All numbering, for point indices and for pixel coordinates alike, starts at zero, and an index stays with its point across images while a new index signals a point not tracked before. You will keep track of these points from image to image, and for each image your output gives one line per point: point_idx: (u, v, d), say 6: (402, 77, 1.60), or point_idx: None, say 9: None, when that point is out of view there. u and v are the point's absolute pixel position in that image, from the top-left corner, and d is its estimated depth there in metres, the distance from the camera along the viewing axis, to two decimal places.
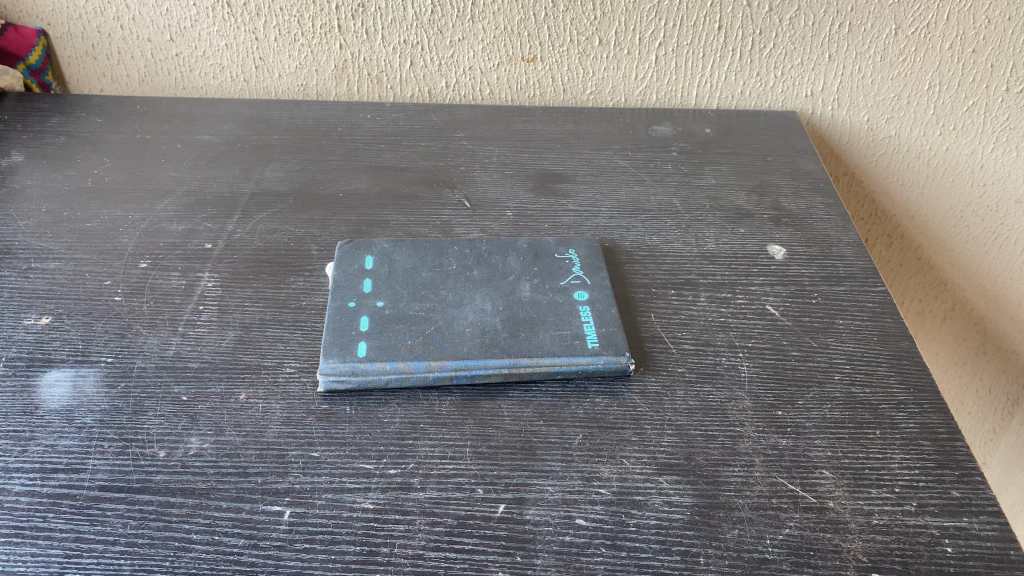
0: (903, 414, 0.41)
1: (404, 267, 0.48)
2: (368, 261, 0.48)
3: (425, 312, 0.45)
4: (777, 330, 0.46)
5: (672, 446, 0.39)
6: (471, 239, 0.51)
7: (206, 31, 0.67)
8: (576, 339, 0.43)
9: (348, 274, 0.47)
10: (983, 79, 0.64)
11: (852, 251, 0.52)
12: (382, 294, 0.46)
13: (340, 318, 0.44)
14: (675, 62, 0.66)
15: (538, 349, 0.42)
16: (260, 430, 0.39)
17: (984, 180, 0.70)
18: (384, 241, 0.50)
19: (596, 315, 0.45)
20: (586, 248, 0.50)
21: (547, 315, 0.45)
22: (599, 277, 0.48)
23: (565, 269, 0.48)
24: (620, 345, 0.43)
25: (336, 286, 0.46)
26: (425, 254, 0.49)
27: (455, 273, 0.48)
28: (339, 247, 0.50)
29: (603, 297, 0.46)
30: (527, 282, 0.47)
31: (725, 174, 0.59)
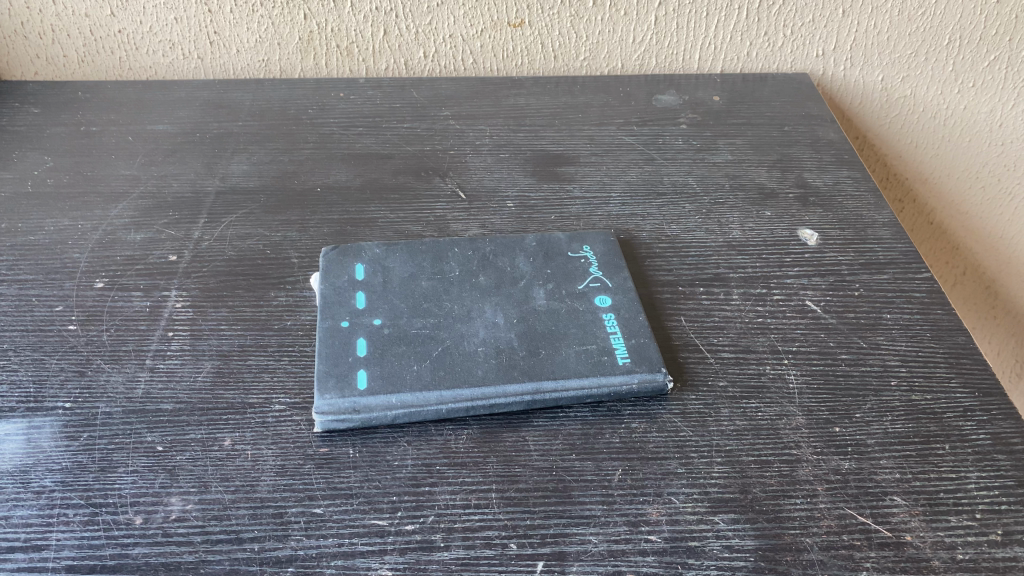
0: (972, 423, 0.37)
1: (401, 277, 0.42)
2: (358, 271, 0.42)
3: (431, 330, 0.39)
4: (822, 330, 0.41)
5: (724, 477, 0.35)
6: (471, 237, 0.45)
7: (151, 3, 0.60)
8: (605, 357, 0.38)
9: (337, 286, 0.41)
10: (1006, 31, 0.60)
11: (889, 233, 0.47)
12: (379, 311, 0.40)
13: (332, 342, 0.38)
14: (676, 22, 0.61)
15: (563, 369, 0.37)
16: (252, 484, 0.34)
17: (1003, 138, 0.66)
18: (374, 245, 0.44)
19: (623, 324, 0.40)
20: (601, 244, 0.45)
21: (568, 328, 0.39)
22: (620, 278, 0.43)
23: (580, 270, 0.43)
24: (654, 359, 0.38)
25: (325, 302, 0.41)
26: (423, 259, 0.43)
27: (459, 280, 0.42)
28: (324, 254, 0.44)
29: (628, 303, 0.41)
30: (541, 288, 0.42)
31: (741, 148, 0.54)
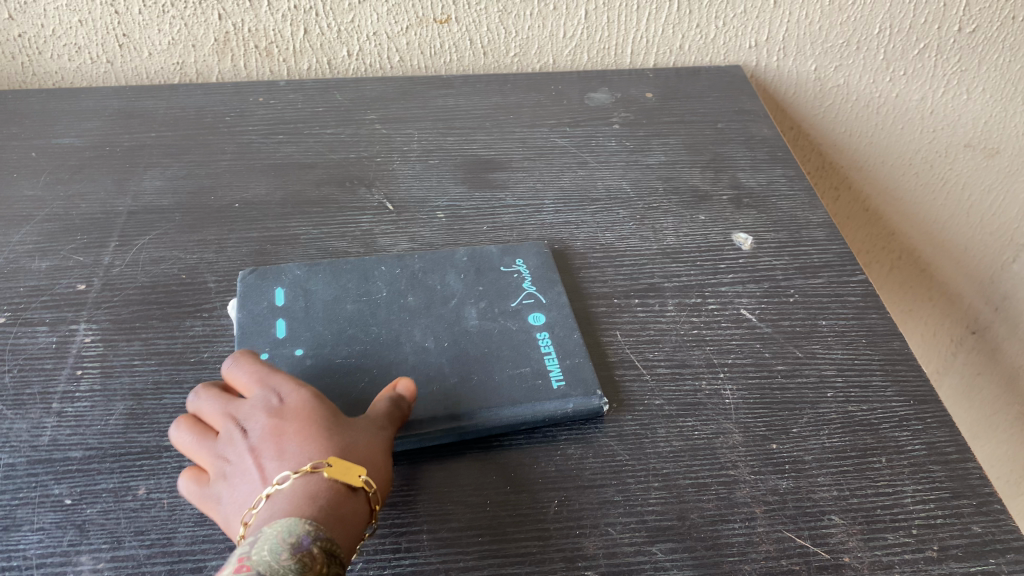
0: (907, 433, 0.37)
1: (324, 300, 0.40)
2: (277, 298, 0.40)
3: (356, 359, 0.37)
4: (758, 340, 0.41)
5: (661, 503, 0.34)
6: (397, 254, 0.44)
7: (52, 6, 0.56)
8: (539, 381, 0.37)
9: (254, 314, 0.39)
10: (934, 20, 0.60)
11: (823, 234, 0.47)
12: (301, 341, 0.38)
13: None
14: (607, 16, 0.59)
15: (495, 396, 0.36)
16: (168, 536, 0.32)
17: (934, 125, 0.66)
18: (296, 266, 0.42)
19: (558, 344, 0.39)
20: (534, 259, 0.44)
21: (500, 351, 0.38)
22: (552, 295, 0.42)
23: (511, 286, 0.42)
24: (589, 381, 0.37)
25: (242, 332, 0.38)
26: (347, 280, 0.42)
27: (385, 302, 0.40)
28: (241, 278, 0.42)
29: (561, 322, 0.40)
30: (472, 307, 0.40)
31: (675, 148, 0.53)
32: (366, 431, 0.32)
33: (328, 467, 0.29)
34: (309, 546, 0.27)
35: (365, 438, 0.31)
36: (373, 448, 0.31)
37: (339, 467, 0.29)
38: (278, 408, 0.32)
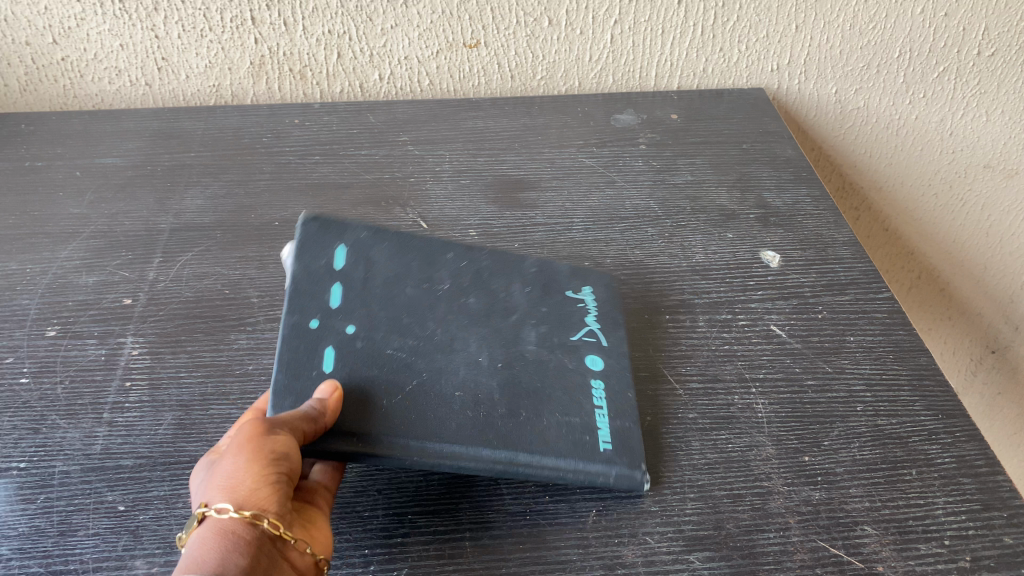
0: (937, 447, 0.37)
1: (382, 278, 0.40)
2: (335, 262, 0.40)
3: (406, 355, 0.37)
4: (787, 356, 0.42)
5: (697, 513, 0.35)
6: (461, 251, 0.43)
7: (95, 31, 0.58)
8: (587, 434, 0.36)
9: (312, 271, 0.40)
10: (953, 44, 0.61)
11: (849, 251, 0.48)
12: (354, 317, 0.38)
13: (292, 343, 0.37)
14: (632, 40, 0.61)
15: (534, 442, 0.35)
16: None
17: (954, 146, 0.67)
18: (361, 225, 0.43)
19: (612, 398, 0.38)
20: (601, 290, 0.44)
21: (552, 389, 0.37)
22: (616, 334, 0.41)
23: (579, 316, 0.41)
24: (635, 452, 0.36)
25: (297, 288, 0.39)
26: (410, 259, 0.42)
27: (446, 299, 0.40)
28: (303, 223, 0.42)
29: (618, 370, 0.39)
30: (535, 332, 0.40)
31: (701, 168, 0.54)
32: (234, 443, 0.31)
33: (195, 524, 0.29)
34: None
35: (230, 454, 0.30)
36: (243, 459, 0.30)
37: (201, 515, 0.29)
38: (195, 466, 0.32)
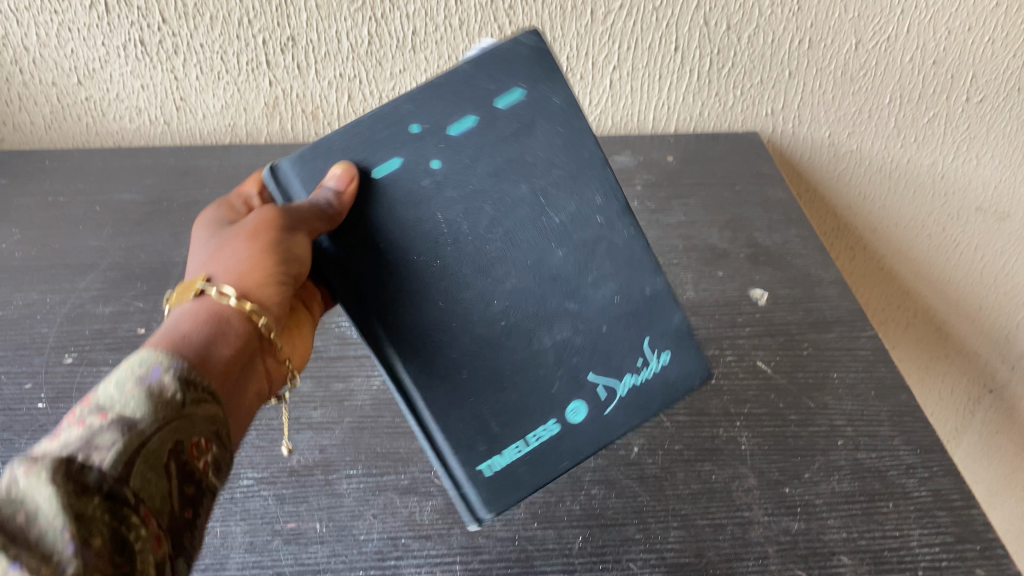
0: (914, 480, 0.39)
1: (507, 154, 0.37)
2: (499, 98, 0.37)
3: (449, 230, 0.36)
4: (771, 391, 0.43)
5: (679, 541, 0.36)
6: (586, 211, 0.38)
7: (118, 72, 0.61)
8: (482, 447, 0.35)
9: (475, 78, 0.37)
10: (942, 90, 0.63)
11: (835, 290, 0.50)
12: (449, 148, 0.36)
13: (383, 117, 0.36)
14: (630, 85, 0.63)
15: (456, 417, 0.36)
16: (221, 561, 0.35)
17: (946, 188, 0.69)
18: (555, 94, 0.37)
19: (558, 441, 0.36)
20: (686, 363, 0.39)
21: (519, 385, 0.36)
22: (655, 403, 0.38)
23: (636, 362, 0.38)
24: (504, 494, 0.36)
25: (442, 86, 0.37)
26: (555, 157, 0.37)
27: (536, 224, 0.37)
28: (526, 37, 0.37)
29: (603, 427, 0.37)
30: (570, 334, 0.37)
31: (695, 208, 0.56)
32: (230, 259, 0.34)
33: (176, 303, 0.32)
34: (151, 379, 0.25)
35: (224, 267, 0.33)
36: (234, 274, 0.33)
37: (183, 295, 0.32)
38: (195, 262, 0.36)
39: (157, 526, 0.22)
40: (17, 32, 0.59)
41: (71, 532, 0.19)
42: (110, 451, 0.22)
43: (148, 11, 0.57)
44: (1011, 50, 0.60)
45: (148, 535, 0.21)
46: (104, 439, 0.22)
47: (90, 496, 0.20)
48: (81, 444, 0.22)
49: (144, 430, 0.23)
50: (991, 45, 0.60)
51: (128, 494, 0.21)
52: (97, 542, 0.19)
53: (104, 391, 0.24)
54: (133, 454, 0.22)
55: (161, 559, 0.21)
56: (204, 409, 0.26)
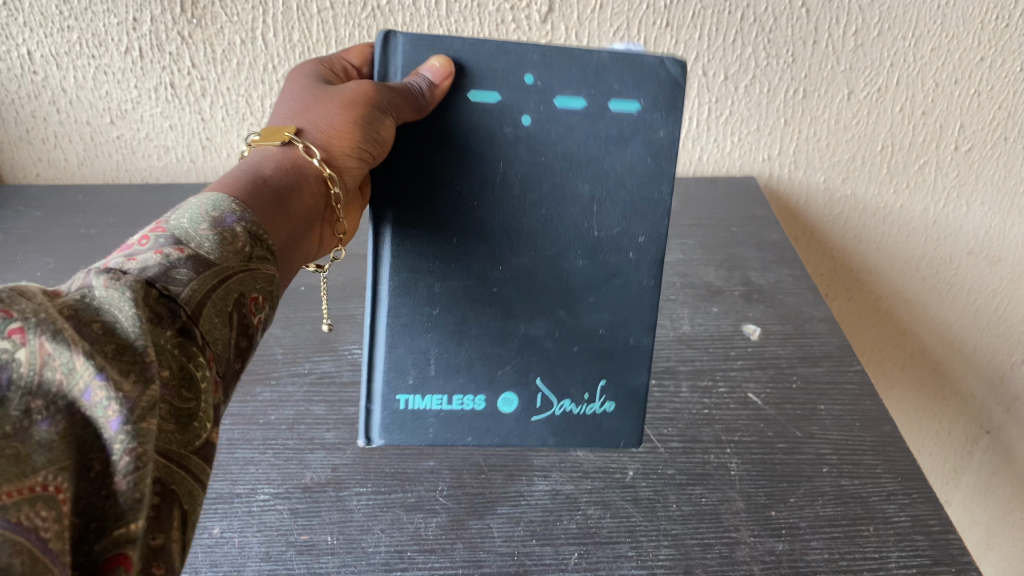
0: (893, 506, 0.41)
1: (586, 155, 0.39)
2: (617, 100, 0.39)
3: (503, 180, 0.39)
4: (761, 420, 0.45)
5: (670, 558, 0.38)
6: (621, 243, 0.40)
7: (148, 113, 0.65)
8: (410, 381, 0.40)
9: (607, 70, 0.39)
10: (931, 139, 0.66)
11: (825, 327, 0.52)
12: (545, 111, 0.39)
13: (507, 57, 0.38)
14: None
15: (404, 343, 0.40)
16: (238, 569, 0.37)
17: (937, 233, 0.71)
18: (663, 131, 0.40)
19: (479, 420, 0.41)
20: (628, 421, 0.42)
21: (476, 343, 0.40)
22: (583, 431, 0.42)
23: (583, 395, 0.41)
24: (398, 429, 0.40)
25: (573, 62, 0.39)
26: (629, 179, 0.40)
27: (575, 229, 0.40)
28: (670, 63, 0.39)
29: (524, 427, 0.41)
30: (542, 335, 0.41)
31: (692, 248, 0.59)
32: (319, 116, 0.38)
33: (262, 137, 0.36)
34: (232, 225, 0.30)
35: (312, 124, 0.38)
36: (322, 130, 0.37)
37: (269, 137, 0.36)
38: (283, 111, 0.40)
39: (215, 369, 0.26)
40: (56, 74, 0.63)
41: (152, 354, 0.23)
42: (184, 287, 0.26)
43: (180, 56, 0.62)
44: (996, 102, 0.63)
45: (208, 375, 0.25)
46: (181, 274, 0.26)
47: (165, 327, 0.24)
48: (163, 273, 0.26)
49: (214, 277, 0.27)
50: (977, 97, 0.63)
51: (195, 333, 0.26)
52: (166, 373, 0.24)
53: (180, 225, 0.29)
54: (201, 298, 0.26)
55: (216, 399, 0.25)
56: (265, 268, 0.31)
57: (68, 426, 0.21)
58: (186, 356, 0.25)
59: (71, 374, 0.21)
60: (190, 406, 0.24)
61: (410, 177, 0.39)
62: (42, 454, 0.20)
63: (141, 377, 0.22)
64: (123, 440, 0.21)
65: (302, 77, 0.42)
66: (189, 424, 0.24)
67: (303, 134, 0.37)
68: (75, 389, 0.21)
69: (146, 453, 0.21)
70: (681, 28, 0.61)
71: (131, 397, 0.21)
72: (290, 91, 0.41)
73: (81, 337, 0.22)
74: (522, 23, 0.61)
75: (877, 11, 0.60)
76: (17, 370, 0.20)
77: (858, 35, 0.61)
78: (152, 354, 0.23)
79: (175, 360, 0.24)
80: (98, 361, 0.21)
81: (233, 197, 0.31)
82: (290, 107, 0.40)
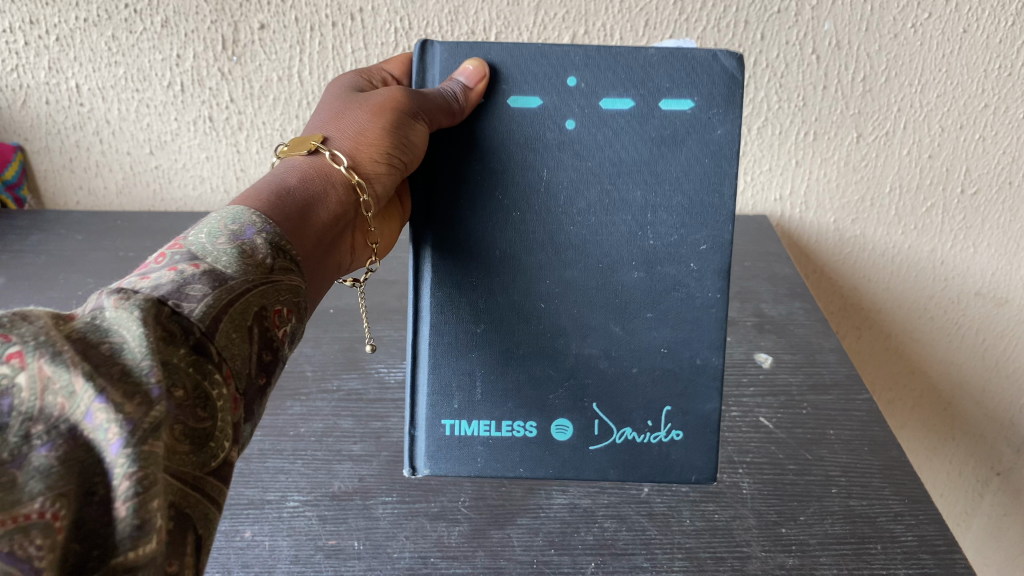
0: (901, 526, 0.42)
1: (637, 157, 0.40)
2: (668, 99, 0.40)
3: (553, 188, 0.40)
4: (773, 443, 0.47)
5: (683, 570, 0.39)
6: (681, 253, 0.40)
7: (187, 144, 0.68)
8: (454, 406, 0.41)
9: (654, 69, 0.40)
10: (939, 182, 0.68)
11: (835, 357, 0.54)
12: (590, 113, 0.40)
13: (549, 63, 0.40)
14: None
15: (448, 363, 0.41)
16: (269, 569, 0.38)
17: (945, 274, 0.73)
18: (718, 128, 0.40)
19: (531, 447, 0.41)
20: (694, 453, 0.41)
21: (526, 364, 0.41)
22: (645, 462, 0.41)
23: (646, 422, 0.41)
24: (446, 451, 0.42)
25: (620, 64, 0.40)
26: (682, 180, 0.40)
27: (628, 241, 0.40)
28: (721, 58, 0.40)
29: (582, 457, 0.41)
30: (597, 356, 0.41)
31: None
32: (350, 125, 0.40)
33: (289, 149, 0.39)
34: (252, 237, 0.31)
35: (344, 134, 0.40)
36: (352, 138, 0.40)
37: (297, 147, 0.39)
38: (316, 123, 0.43)
39: (232, 388, 0.26)
40: (101, 107, 0.66)
41: (157, 374, 0.22)
42: (197, 303, 0.26)
43: (219, 91, 0.65)
44: (1000, 147, 0.65)
45: (225, 394, 0.25)
46: (195, 290, 0.27)
47: (177, 345, 0.24)
48: (176, 290, 0.26)
49: (227, 292, 0.28)
50: (982, 142, 0.65)
51: (210, 350, 0.25)
52: (179, 393, 0.23)
53: (197, 242, 0.30)
54: (215, 314, 0.26)
55: (234, 418, 0.26)
56: (286, 281, 0.31)
57: (71, 451, 0.20)
58: (202, 376, 0.25)
59: (72, 397, 0.20)
60: (205, 428, 0.24)
61: (447, 181, 0.40)
62: (41, 480, 0.19)
63: (146, 398, 0.22)
64: (123, 464, 0.20)
65: (337, 90, 0.45)
66: (205, 447, 0.24)
67: (330, 142, 0.40)
68: (77, 412, 0.20)
69: (150, 476, 0.20)
70: None
71: (134, 419, 0.21)
72: (325, 103, 0.44)
73: (83, 358, 0.22)
74: None
75: (883, 58, 0.62)
76: (19, 397, 0.20)
77: (865, 81, 0.64)
78: (158, 375, 0.22)
79: (190, 378, 0.24)
80: (98, 382, 0.21)
81: (256, 209, 0.33)
82: (322, 118, 0.42)
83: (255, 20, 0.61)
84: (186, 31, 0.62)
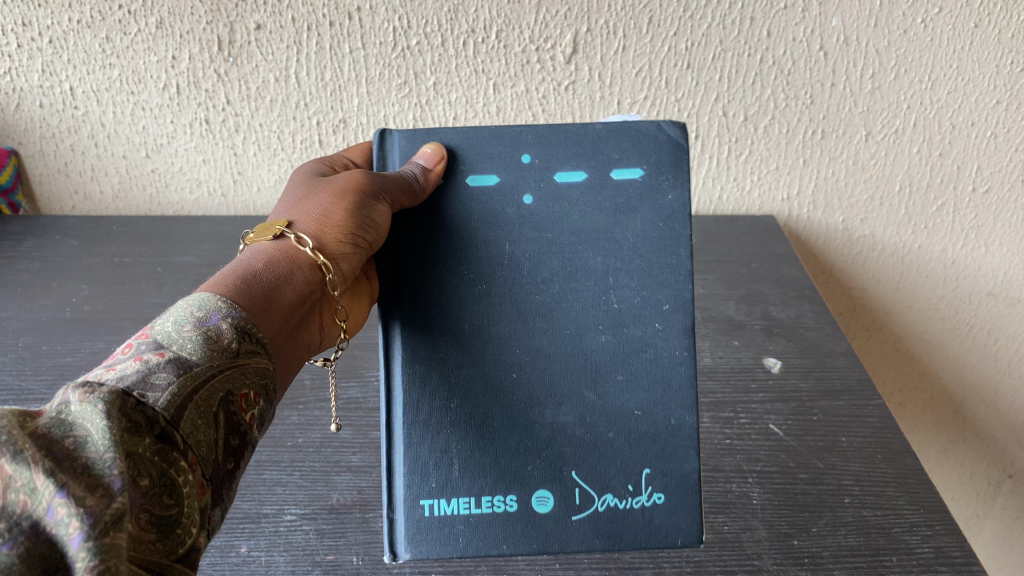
0: (916, 537, 0.41)
1: (593, 229, 0.40)
2: (619, 169, 0.41)
3: (512, 265, 0.40)
4: (783, 451, 0.46)
5: None
6: (646, 313, 0.40)
7: (184, 147, 0.67)
8: (431, 482, 0.38)
9: (604, 142, 0.41)
10: (949, 180, 0.66)
11: (846, 362, 0.53)
12: (545, 187, 0.40)
13: (501, 143, 0.41)
14: None
15: (428, 409, 0.39)
16: None
17: (956, 274, 0.71)
18: (669, 192, 0.41)
19: (513, 522, 0.38)
20: (683, 513, 0.39)
21: (501, 433, 0.39)
22: (631, 533, 0.39)
23: (628, 486, 0.39)
24: (424, 534, 0.38)
25: (571, 139, 0.41)
26: (638, 249, 0.40)
27: (593, 302, 0.40)
28: (666, 128, 0.41)
29: (566, 529, 0.38)
30: (573, 423, 0.39)
31: (713, 283, 0.60)
32: (316, 207, 0.40)
33: (255, 235, 0.38)
34: (217, 322, 0.30)
35: (311, 215, 0.39)
36: (319, 218, 0.39)
37: (263, 232, 0.38)
38: (283, 203, 0.42)
39: (198, 474, 0.26)
40: (96, 110, 0.65)
41: (120, 466, 0.22)
42: (162, 393, 0.26)
43: (216, 93, 0.64)
44: (1012, 144, 0.64)
45: (191, 480, 0.25)
46: (160, 378, 0.26)
47: (141, 436, 0.24)
48: (140, 380, 0.26)
49: (193, 379, 0.27)
50: (994, 139, 0.64)
51: (175, 438, 0.25)
52: (144, 483, 0.23)
53: (163, 330, 0.29)
54: (180, 403, 0.26)
55: (201, 504, 0.25)
56: (253, 363, 0.31)
57: (34, 547, 0.20)
58: (168, 463, 0.24)
59: (33, 494, 0.20)
60: (171, 514, 0.24)
61: (412, 262, 0.40)
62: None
63: (108, 490, 0.21)
64: (84, 558, 0.20)
65: (304, 171, 0.45)
66: (172, 533, 0.23)
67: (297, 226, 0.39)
68: (38, 509, 0.20)
69: (113, 568, 0.20)
70: (701, 70, 0.62)
71: (95, 512, 0.21)
72: (291, 184, 0.43)
73: (44, 454, 0.21)
74: (547, 64, 0.62)
75: (892, 55, 0.61)
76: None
77: (874, 78, 0.62)
78: (121, 467, 0.22)
79: (155, 467, 0.24)
80: (59, 477, 0.21)
81: (221, 294, 0.32)
82: (288, 200, 0.42)
83: (251, 21, 0.60)
84: (181, 32, 0.61)
